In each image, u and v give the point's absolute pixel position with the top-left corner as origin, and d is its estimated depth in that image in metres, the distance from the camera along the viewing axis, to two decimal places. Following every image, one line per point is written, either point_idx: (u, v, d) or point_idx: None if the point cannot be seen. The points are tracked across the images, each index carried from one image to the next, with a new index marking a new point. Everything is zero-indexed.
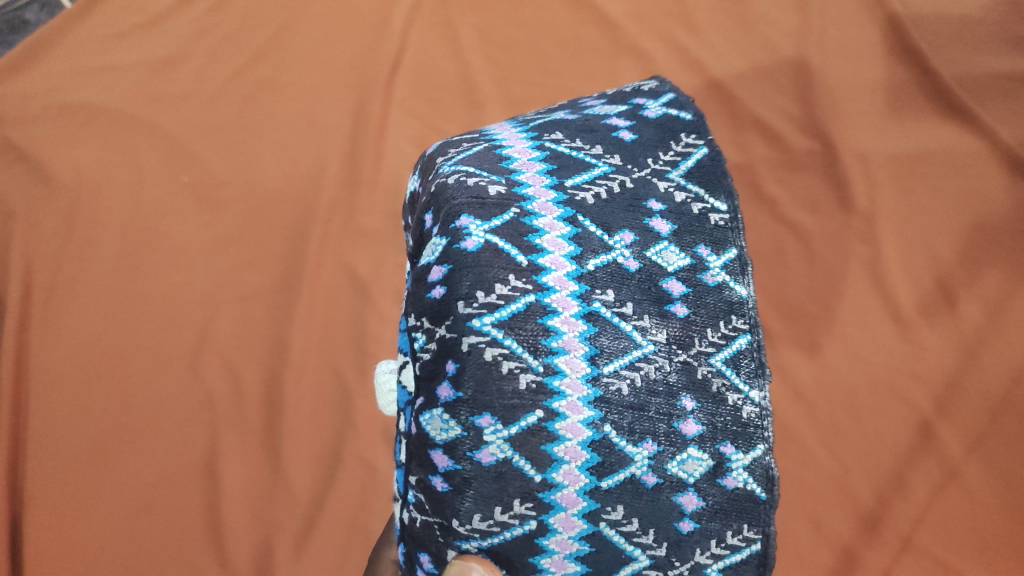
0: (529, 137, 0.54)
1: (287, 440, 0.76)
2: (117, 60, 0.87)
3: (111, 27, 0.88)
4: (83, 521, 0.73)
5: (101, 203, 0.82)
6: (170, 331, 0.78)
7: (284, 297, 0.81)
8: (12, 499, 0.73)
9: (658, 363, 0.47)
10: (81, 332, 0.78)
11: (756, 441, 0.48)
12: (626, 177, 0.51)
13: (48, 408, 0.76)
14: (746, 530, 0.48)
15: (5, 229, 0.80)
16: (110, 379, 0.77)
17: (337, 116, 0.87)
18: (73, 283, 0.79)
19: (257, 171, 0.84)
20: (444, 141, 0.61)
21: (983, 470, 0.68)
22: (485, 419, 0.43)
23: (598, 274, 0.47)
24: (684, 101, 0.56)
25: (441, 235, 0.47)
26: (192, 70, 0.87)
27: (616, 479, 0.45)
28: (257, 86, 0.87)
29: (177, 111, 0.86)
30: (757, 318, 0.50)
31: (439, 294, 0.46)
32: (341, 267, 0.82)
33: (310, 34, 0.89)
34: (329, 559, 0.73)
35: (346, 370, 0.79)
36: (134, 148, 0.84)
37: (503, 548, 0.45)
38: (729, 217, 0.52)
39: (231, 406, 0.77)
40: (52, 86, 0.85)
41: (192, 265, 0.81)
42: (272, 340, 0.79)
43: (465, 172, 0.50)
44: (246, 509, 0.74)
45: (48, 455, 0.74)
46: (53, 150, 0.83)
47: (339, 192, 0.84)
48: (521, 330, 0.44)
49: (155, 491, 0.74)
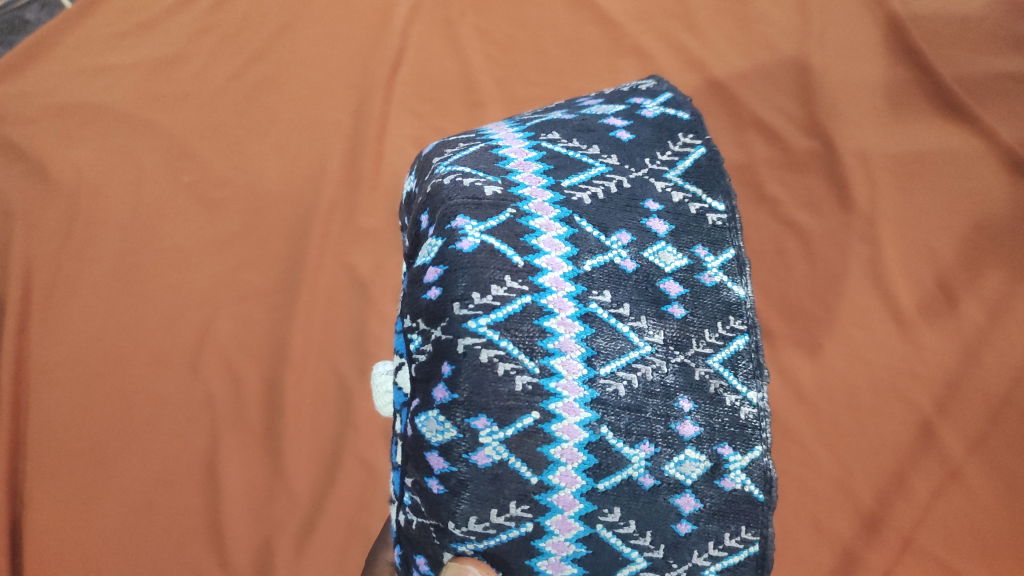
0: (525, 138, 0.54)
1: (286, 440, 0.75)
2: (117, 60, 0.87)
3: (111, 27, 0.88)
4: (83, 522, 0.73)
5: (101, 203, 0.82)
6: (170, 332, 0.78)
7: (284, 297, 0.80)
8: (12, 500, 0.73)
9: (655, 364, 0.46)
10: (81, 333, 0.78)
11: (754, 442, 0.47)
12: (622, 177, 0.51)
13: (48, 409, 0.75)
14: (744, 531, 0.47)
15: (5, 229, 0.80)
16: (110, 380, 0.76)
17: (336, 116, 0.87)
18: (72, 283, 0.79)
19: (257, 171, 0.84)
20: (440, 141, 0.60)
21: (984, 471, 0.67)
22: (480, 420, 0.43)
23: (594, 275, 0.47)
24: (681, 100, 0.56)
25: (437, 236, 0.47)
26: (191, 70, 0.87)
27: (613, 481, 0.44)
28: (256, 85, 0.87)
29: (177, 110, 0.86)
30: (755, 318, 0.50)
31: (435, 295, 0.45)
32: (340, 267, 0.82)
33: (310, 33, 0.89)
34: (329, 560, 0.73)
35: (346, 370, 0.78)
36: (134, 148, 0.84)
37: (500, 550, 0.45)
38: (727, 217, 0.51)
39: (231, 406, 0.77)
40: (52, 86, 0.85)
41: (192, 266, 0.81)
42: (272, 341, 0.79)
43: (460, 173, 0.49)
44: (245, 510, 0.74)
45: (48, 456, 0.74)
46: (53, 150, 0.83)
47: (338, 192, 0.84)
48: (516, 331, 0.44)
49: (154, 492, 0.74)
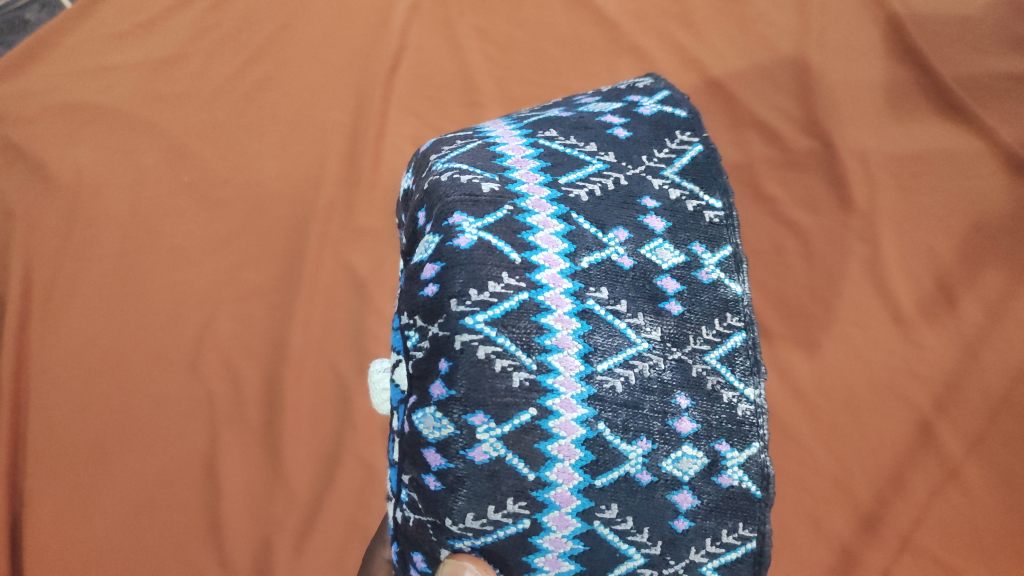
0: (523, 135, 0.54)
1: (286, 440, 0.76)
2: (116, 59, 0.87)
3: (111, 27, 0.88)
4: (84, 520, 0.73)
5: (101, 202, 0.82)
6: (170, 331, 0.78)
7: (284, 297, 0.81)
8: (12, 498, 0.73)
9: (652, 361, 0.46)
10: (81, 332, 0.78)
11: (751, 439, 0.47)
12: (620, 174, 0.51)
13: (48, 408, 0.76)
14: (742, 528, 0.48)
15: (5, 229, 0.80)
16: (110, 379, 0.77)
17: (336, 116, 0.87)
18: (72, 282, 0.79)
19: (257, 170, 0.84)
20: (437, 139, 0.60)
21: (983, 470, 0.67)
22: (477, 417, 0.43)
23: (592, 272, 0.47)
24: (678, 98, 0.56)
25: (434, 233, 0.47)
26: (191, 70, 0.87)
27: (610, 478, 0.45)
28: (256, 85, 0.87)
29: (177, 110, 0.86)
30: (752, 315, 0.50)
31: (433, 292, 0.45)
32: (340, 267, 0.82)
33: (309, 33, 0.89)
34: (328, 558, 0.73)
35: (345, 370, 0.78)
36: (134, 147, 0.84)
37: (497, 547, 0.45)
38: (724, 215, 0.51)
39: (230, 405, 0.77)
40: (52, 85, 0.85)
41: (192, 265, 0.81)
42: (271, 340, 0.79)
43: (458, 170, 0.49)
44: (244, 509, 0.74)
45: (48, 454, 0.74)
46: (53, 150, 0.83)
47: (338, 191, 0.84)
48: (514, 327, 0.44)
49: (154, 490, 0.74)
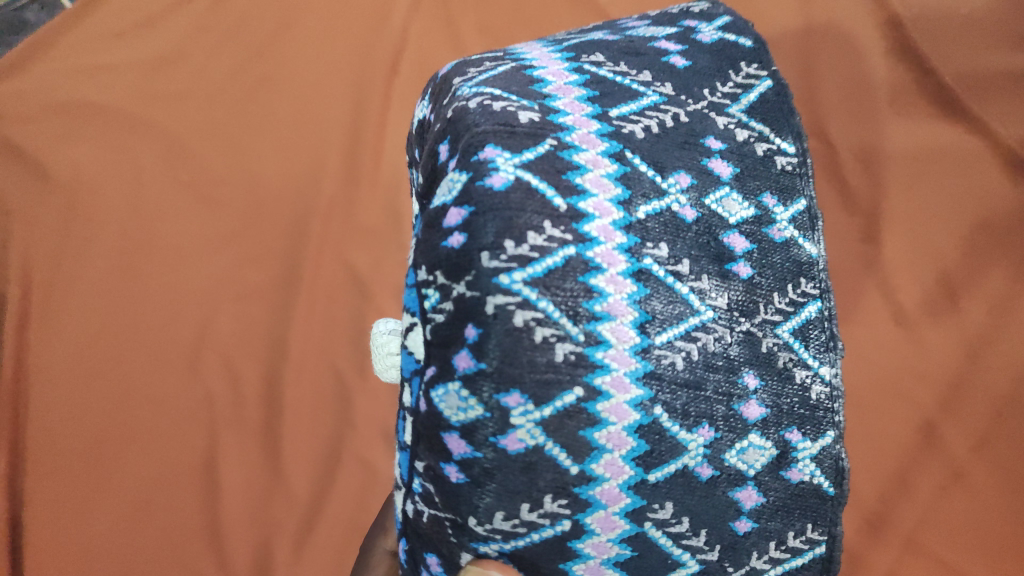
0: (563, 58, 0.45)
1: (287, 437, 0.68)
2: (115, 58, 0.73)
3: (108, 24, 0.74)
4: (83, 523, 0.65)
5: (100, 199, 0.70)
6: (166, 332, 0.68)
7: (284, 295, 0.71)
8: (12, 498, 0.65)
9: (717, 334, 0.39)
10: (82, 331, 0.68)
11: (825, 427, 0.41)
12: (680, 109, 0.42)
13: (46, 407, 0.66)
14: (810, 531, 0.41)
15: (3, 230, 0.69)
16: (108, 382, 0.67)
17: (338, 112, 0.75)
18: (72, 279, 0.68)
19: (257, 167, 0.73)
20: (460, 60, 0.50)
21: (992, 476, 0.55)
22: (512, 398, 0.35)
23: (649, 224, 0.38)
24: (743, 25, 0.47)
25: (460, 170, 0.38)
26: (190, 67, 0.74)
27: (665, 472, 0.37)
28: (258, 84, 0.74)
29: (180, 109, 0.73)
30: (826, 282, 0.43)
31: (458, 243, 0.37)
32: (340, 263, 0.73)
33: (312, 26, 0.76)
34: (328, 559, 0.66)
35: (345, 366, 0.70)
36: (131, 144, 0.72)
37: (529, 551, 0.38)
38: (798, 162, 0.44)
39: (229, 402, 0.68)
40: (50, 86, 0.72)
41: (192, 267, 0.70)
42: (272, 338, 0.70)
43: (489, 95, 0.40)
44: (241, 509, 0.66)
45: (46, 458, 0.66)
46: (53, 150, 0.71)
47: (337, 188, 0.73)
48: (558, 289, 0.35)
49: (153, 490, 0.65)
